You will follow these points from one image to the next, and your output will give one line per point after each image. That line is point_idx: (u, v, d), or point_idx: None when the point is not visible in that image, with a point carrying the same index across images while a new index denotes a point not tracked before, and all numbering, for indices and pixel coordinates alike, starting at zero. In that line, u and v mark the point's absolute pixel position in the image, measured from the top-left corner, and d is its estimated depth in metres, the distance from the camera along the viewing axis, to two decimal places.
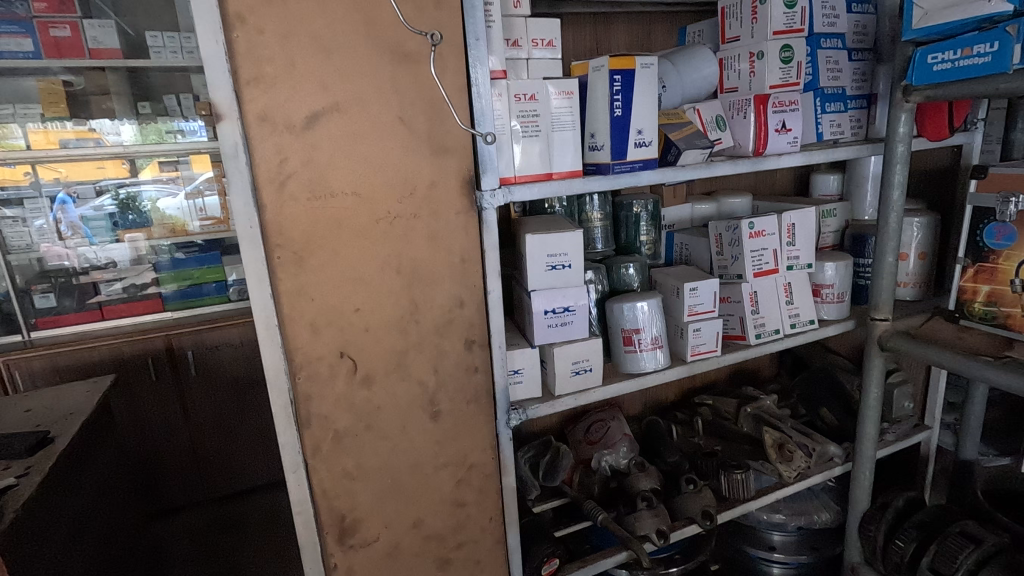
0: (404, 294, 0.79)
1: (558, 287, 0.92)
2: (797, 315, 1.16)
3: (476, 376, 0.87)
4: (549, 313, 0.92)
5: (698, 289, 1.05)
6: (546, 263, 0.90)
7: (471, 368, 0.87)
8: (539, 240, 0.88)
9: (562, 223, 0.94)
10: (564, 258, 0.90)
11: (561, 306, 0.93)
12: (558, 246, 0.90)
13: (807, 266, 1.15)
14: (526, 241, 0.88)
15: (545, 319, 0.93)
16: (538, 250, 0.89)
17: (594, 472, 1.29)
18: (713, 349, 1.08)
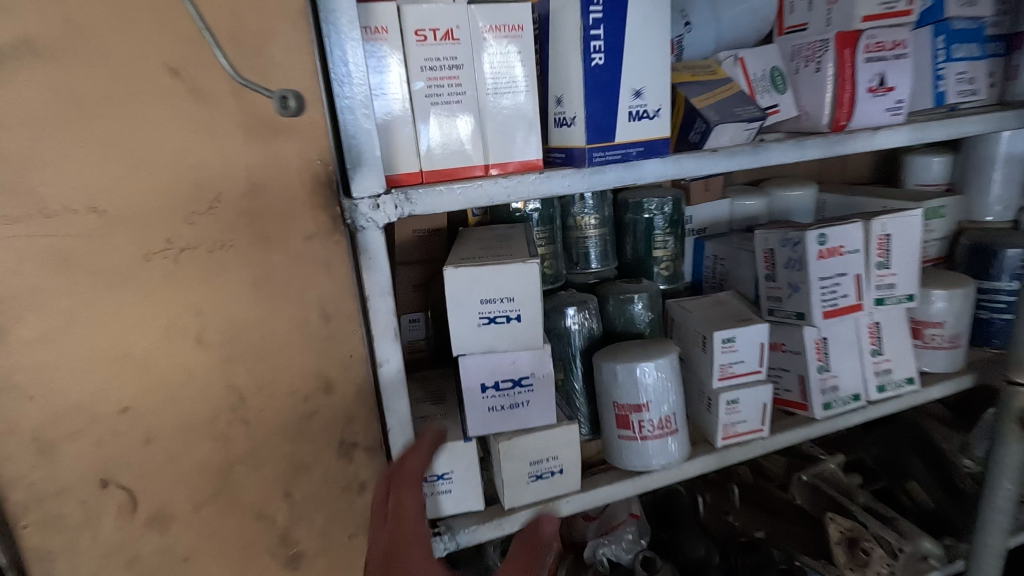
0: (217, 379, 0.47)
1: (505, 352, 0.57)
2: (885, 371, 0.79)
3: (363, 498, 0.54)
4: (487, 388, 0.58)
5: (736, 340, 0.68)
6: (479, 313, 0.55)
7: (354, 486, 0.54)
8: (468, 277, 0.53)
9: (514, 246, 0.58)
10: (509, 306, 0.55)
11: (509, 379, 0.58)
12: (500, 288, 0.54)
13: (905, 298, 0.77)
14: (445, 278, 0.53)
15: (485, 398, 0.58)
16: (465, 293, 0.54)
17: (586, 567, 0.94)
18: (757, 429, 0.72)
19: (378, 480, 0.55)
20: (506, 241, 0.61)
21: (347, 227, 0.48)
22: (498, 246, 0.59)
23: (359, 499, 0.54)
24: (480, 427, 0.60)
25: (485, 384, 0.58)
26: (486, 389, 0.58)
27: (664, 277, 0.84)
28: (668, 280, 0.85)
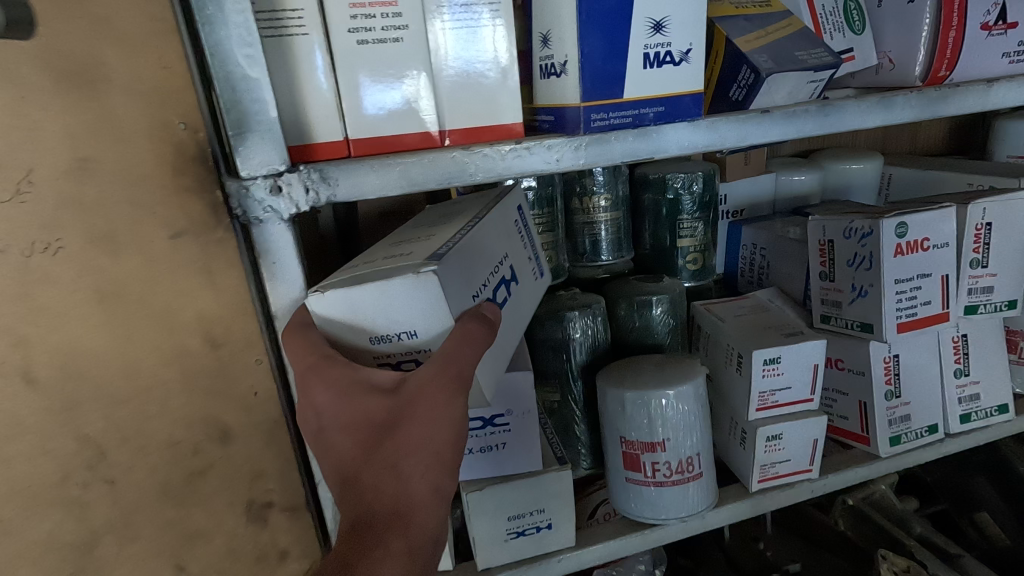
0: (60, 429, 0.34)
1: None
2: (971, 398, 0.62)
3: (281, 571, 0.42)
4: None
5: (783, 361, 0.53)
6: (374, 359, 0.36)
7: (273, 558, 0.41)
8: (342, 309, 0.34)
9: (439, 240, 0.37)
10: (410, 348, 0.35)
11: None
12: (391, 321, 0.34)
13: (1004, 305, 0.60)
14: (314, 311, 0.35)
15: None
16: (344, 329, 0.35)
17: None
18: (805, 470, 0.57)
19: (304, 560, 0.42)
20: (438, 230, 0.42)
21: (237, 220, 0.34)
22: (414, 241, 0.39)
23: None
24: None
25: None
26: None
27: (690, 271, 0.68)
28: (695, 275, 0.69)
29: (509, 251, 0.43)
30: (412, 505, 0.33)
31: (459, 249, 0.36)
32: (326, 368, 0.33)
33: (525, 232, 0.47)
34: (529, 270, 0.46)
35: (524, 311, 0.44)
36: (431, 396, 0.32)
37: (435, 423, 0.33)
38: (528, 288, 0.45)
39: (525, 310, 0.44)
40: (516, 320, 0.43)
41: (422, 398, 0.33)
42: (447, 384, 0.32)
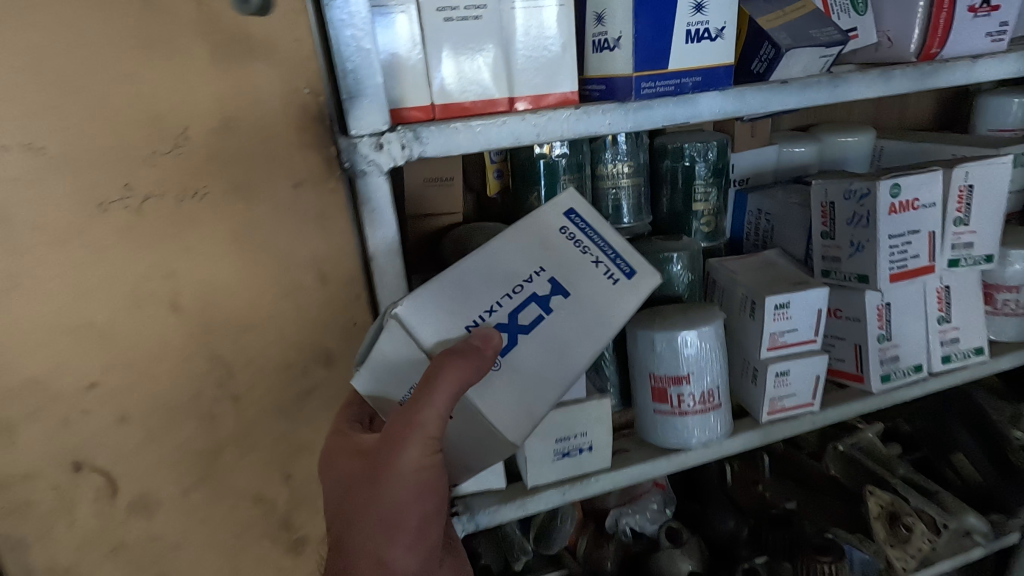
0: (198, 351, 0.40)
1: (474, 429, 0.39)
2: (952, 341, 0.70)
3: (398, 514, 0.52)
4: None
5: (791, 305, 0.60)
6: None
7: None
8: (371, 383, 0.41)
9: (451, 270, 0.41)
10: None
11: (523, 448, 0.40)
12: (402, 376, 0.40)
13: (983, 259, 0.68)
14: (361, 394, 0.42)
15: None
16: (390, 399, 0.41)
17: (609, 538, 0.89)
18: (807, 403, 0.65)
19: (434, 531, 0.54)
20: None
21: (345, 172, 0.40)
22: None
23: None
24: None
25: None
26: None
27: (705, 232, 0.75)
28: (708, 236, 0.76)
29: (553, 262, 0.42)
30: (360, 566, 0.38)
31: (446, 285, 0.40)
32: (341, 427, 0.42)
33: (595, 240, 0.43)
34: (600, 273, 0.42)
35: (578, 322, 0.41)
36: (383, 464, 0.37)
37: (384, 494, 0.37)
38: (590, 294, 0.41)
39: (582, 321, 0.41)
40: (564, 334, 0.40)
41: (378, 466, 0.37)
42: (396, 453, 0.36)
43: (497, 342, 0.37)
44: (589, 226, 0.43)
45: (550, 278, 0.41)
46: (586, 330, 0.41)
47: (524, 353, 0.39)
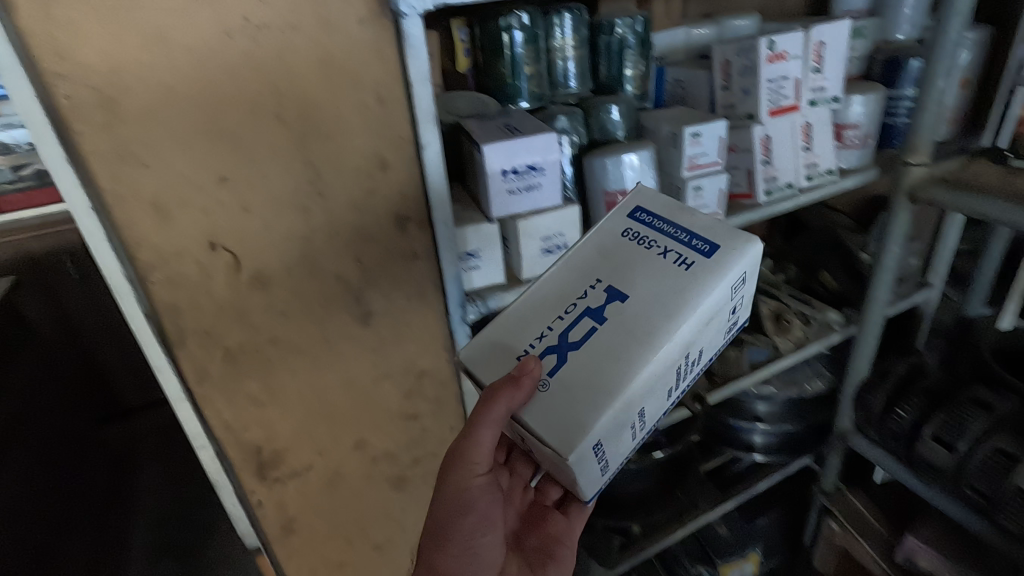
0: (296, 156, 0.54)
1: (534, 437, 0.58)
2: (813, 165, 0.95)
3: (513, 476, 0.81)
4: (593, 456, 0.57)
5: (702, 134, 0.82)
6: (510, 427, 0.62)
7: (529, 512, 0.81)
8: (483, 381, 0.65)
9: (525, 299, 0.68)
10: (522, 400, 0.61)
11: (581, 452, 0.55)
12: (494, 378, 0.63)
13: (833, 100, 0.92)
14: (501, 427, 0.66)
15: (596, 465, 0.58)
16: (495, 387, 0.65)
17: None
18: (715, 212, 0.87)
19: (558, 531, 0.79)
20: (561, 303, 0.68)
21: (393, 13, 0.53)
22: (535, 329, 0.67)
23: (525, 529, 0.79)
24: (501, 210, 0.72)
25: (609, 449, 0.59)
26: (595, 465, 0.58)
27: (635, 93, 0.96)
28: (638, 96, 0.97)
29: (611, 279, 0.65)
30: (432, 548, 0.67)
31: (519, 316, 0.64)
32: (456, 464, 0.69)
33: (667, 228, 0.66)
34: (663, 265, 0.63)
35: (627, 319, 0.60)
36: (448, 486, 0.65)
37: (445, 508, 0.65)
38: (641, 294, 0.62)
39: (632, 313, 0.61)
40: (616, 332, 0.60)
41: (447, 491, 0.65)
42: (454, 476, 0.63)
43: (527, 368, 0.57)
44: (648, 228, 0.67)
45: (608, 288, 0.63)
46: (638, 329, 0.59)
47: (578, 354, 0.60)
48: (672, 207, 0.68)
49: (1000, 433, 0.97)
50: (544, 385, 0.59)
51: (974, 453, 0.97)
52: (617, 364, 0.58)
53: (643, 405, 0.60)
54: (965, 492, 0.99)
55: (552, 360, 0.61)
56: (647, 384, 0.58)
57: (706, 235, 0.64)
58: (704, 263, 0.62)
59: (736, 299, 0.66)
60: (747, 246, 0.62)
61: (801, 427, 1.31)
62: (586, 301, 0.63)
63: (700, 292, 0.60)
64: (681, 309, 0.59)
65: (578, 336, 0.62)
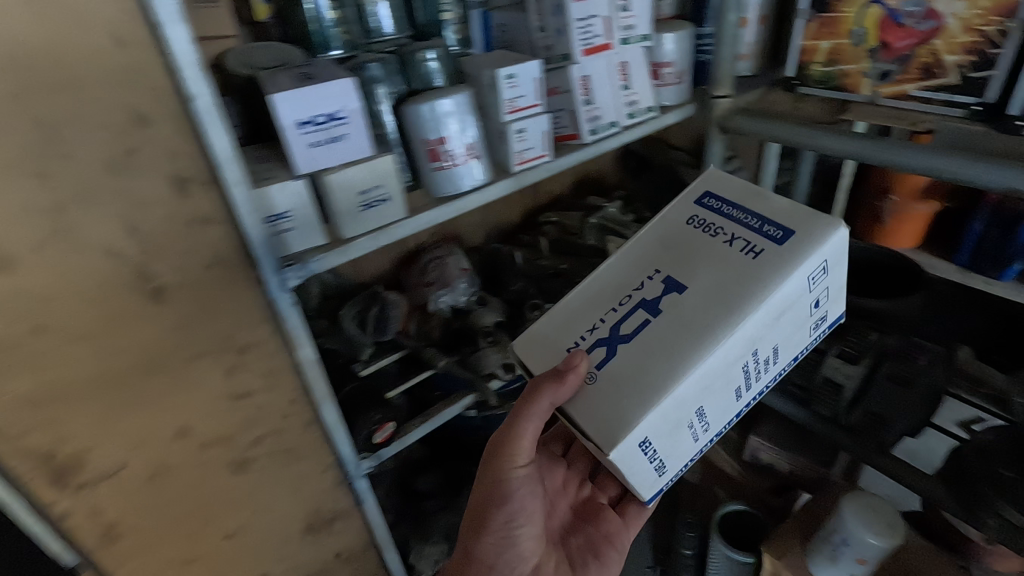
0: (18, 112, 0.47)
1: (579, 429, 0.69)
2: (634, 103, 0.99)
3: (569, 472, 0.99)
4: (641, 449, 0.66)
5: (517, 75, 0.82)
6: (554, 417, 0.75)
7: (583, 509, 0.96)
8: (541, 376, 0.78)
9: (586, 293, 0.79)
10: None
11: (625, 448, 0.64)
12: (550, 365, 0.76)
13: (642, 38, 0.96)
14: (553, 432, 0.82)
15: (647, 462, 0.67)
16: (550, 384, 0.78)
17: (431, 316, 1.14)
18: (543, 154, 0.89)
19: (605, 531, 0.93)
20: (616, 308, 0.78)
21: None
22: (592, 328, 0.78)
23: (577, 524, 0.94)
24: (308, 164, 0.68)
25: (660, 442, 0.67)
26: (647, 455, 0.67)
27: (458, 41, 0.95)
28: (462, 44, 0.96)
29: (670, 271, 0.74)
30: (472, 532, 0.85)
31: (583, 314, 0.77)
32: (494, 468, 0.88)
33: (739, 214, 0.74)
34: (739, 255, 0.70)
35: (680, 313, 0.69)
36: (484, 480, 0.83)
37: (485, 502, 0.83)
38: (698, 285, 0.71)
39: (694, 301, 0.69)
40: (668, 323, 0.69)
41: (483, 487, 0.83)
42: (490, 469, 0.82)
43: (572, 363, 0.69)
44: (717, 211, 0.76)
45: (665, 277, 0.74)
46: (695, 322, 0.68)
47: (625, 349, 0.70)
48: (750, 189, 0.76)
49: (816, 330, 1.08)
50: (591, 377, 0.70)
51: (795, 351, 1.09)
52: (669, 362, 0.66)
53: (698, 400, 0.67)
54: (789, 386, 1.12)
55: (603, 353, 0.72)
56: (704, 379, 0.66)
57: (786, 223, 0.70)
58: (776, 250, 0.68)
59: (818, 290, 0.70)
60: (824, 233, 0.67)
61: None
62: (642, 293, 0.74)
63: (761, 278, 0.67)
64: (745, 305, 0.66)
65: (629, 330, 0.72)
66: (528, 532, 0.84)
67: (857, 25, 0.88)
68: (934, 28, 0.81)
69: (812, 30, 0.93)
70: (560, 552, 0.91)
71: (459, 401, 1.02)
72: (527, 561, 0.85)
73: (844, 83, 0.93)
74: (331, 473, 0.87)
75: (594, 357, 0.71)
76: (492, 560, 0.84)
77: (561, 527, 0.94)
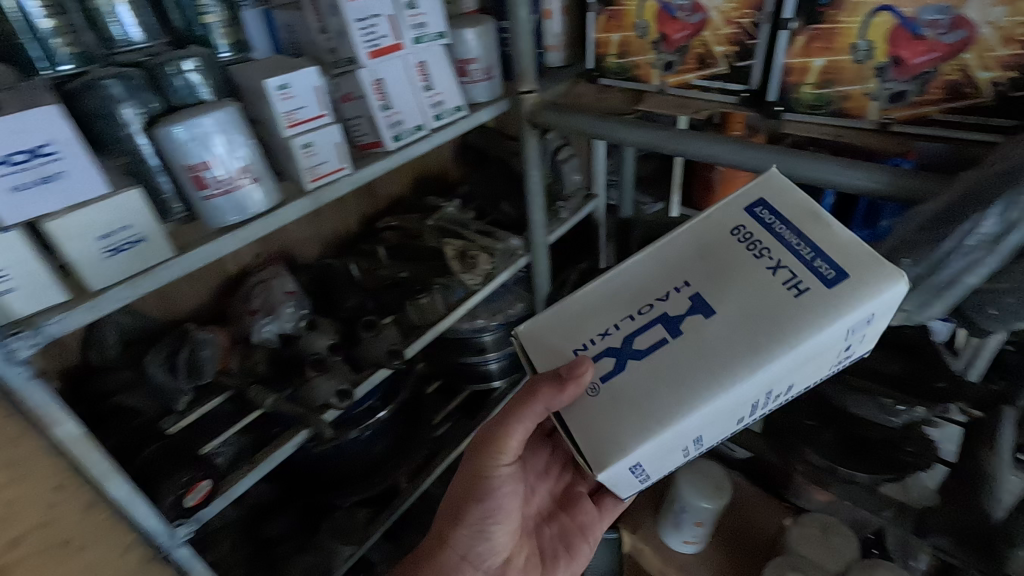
0: None
1: (568, 436, 0.63)
2: (439, 103, 0.95)
3: (552, 457, 0.97)
4: (631, 472, 0.60)
5: (290, 84, 0.74)
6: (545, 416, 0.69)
7: (563, 498, 0.96)
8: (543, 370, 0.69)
9: (604, 293, 0.67)
10: None
11: (612, 471, 0.58)
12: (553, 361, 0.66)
13: (438, 36, 0.91)
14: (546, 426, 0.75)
15: (634, 481, 0.62)
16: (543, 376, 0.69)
17: (255, 348, 1.04)
18: (339, 168, 0.83)
19: (580, 521, 0.93)
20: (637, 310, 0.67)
21: None
22: None
23: (553, 513, 0.95)
24: (17, 213, 0.56)
25: (654, 467, 0.61)
26: (636, 478, 0.62)
27: (228, 46, 0.83)
28: (235, 50, 0.84)
29: (701, 287, 0.62)
30: (445, 525, 0.84)
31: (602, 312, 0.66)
32: None
33: (791, 238, 0.61)
34: (783, 290, 0.58)
35: (701, 340, 0.59)
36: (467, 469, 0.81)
37: (466, 494, 0.82)
38: (728, 312, 0.59)
39: (719, 332, 0.59)
40: (684, 350, 0.59)
41: (465, 479, 0.82)
42: (474, 456, 0.80)
43: (576, 370, 0.60)
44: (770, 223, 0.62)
45: (693, 293, 0.62)
46: (711, 358, 0.58)
47: (635, 367, 0.61)
48: (808, 209, 0.61)
49: None
50: (593, 389, 0.62)
51: None
52: (681, 399, 0.57)
53: (700, 433, 0.60)
54: None
55: (610, 363, 0.63)
56: (709, 416, 0.58)
57: (840, 259, 0.57)
58: (822, 294, 0.56)
59: (855, 340, 0.59)
60: (881, 284, 0.55)
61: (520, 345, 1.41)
62: (665, 307, 0.63)
63: (798, 323, 0.56)
64: (772, 347, 0.56)
65: (644, 346, 0.62)
66: (503, 528, 0.83)
67: (639, 18, 0.90)
68: (701, 21, 0.83)
69: (602, 22, 0.94)
70: (533, 542, 0.91)
71: (291, 440, 0.93)
72: (499, 555, 0.85)
73: (637, 74, 0.95)
74: (137, 550, 0.74)
75: (600, 367, 0.63)
76: (463, 550, 0.84)
77: (538, 513, 0.94)
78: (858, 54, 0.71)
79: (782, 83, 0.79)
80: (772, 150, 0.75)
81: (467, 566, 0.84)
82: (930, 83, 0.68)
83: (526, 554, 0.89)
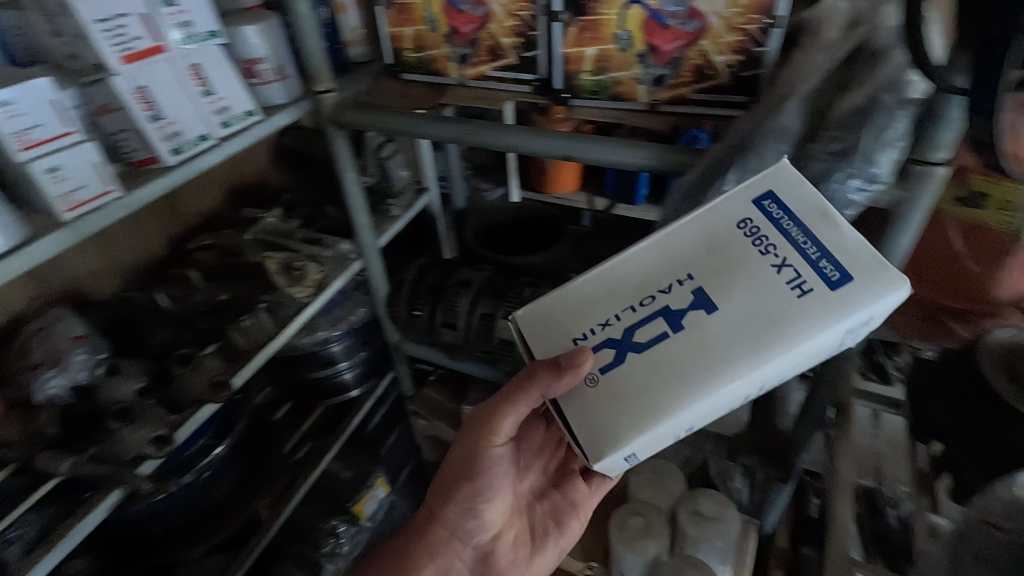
0: None
1: (564, 425, 0.61)
2: (225, 109, 0.86)
3: (547, 433, 0.89)
4: (622, 462, 0.59)
5: (15, 101, 0.63)
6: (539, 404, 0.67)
7: (556, 475, 0.89)
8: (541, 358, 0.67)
9: (607, 279, 0.63)
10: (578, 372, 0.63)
11: (607, 462, 0.58)
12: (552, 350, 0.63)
13: (209, 35, 0.83)
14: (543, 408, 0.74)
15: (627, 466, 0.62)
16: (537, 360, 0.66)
17: (41, 410, 0.86)
18: (106, 191, 0.73)
19: (573, 499, 0.87)
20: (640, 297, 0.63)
21: None
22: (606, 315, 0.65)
23: (545, 490, 0.88)
24: None
25: (646, 456, 0.61)
26: (626, 466, 0.61)
27: None
28: None
29: (706, 281, 0.59)
30: (436, 507, 0.81)
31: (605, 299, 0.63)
32: None
33: (798, 236, 0.58)
34: (790, 289, 0.56)
35: (703, 336, 0.57)
36: (459, 450, 0.78)
37: (458, 476, 0.78)
38: (734, 308, 0.57)
39: (726, 329, 0.57)
40: (686, 346, 0.58)
41: (456, 460, 0.78)
42: (467, 436, 0.77)
43: (577, 362, 0.58)
44: (783, 216, 0.59)
45: (696, 287, 0.59)
46: (715, 355, 0.56)
47: (635, 360, 0.59)
48: (816, 203, 0.59)
49: (481, 294, 1.13)
50: (591, 379, 0.60)
51: (471, 321, 1.12)
52: (684, 396, 0.56)
53: (694, 425, 0.59)
54: (476, 353, 1.15)
55: (610, 355, 0.60)
56: (705, 411, 0.57)
57: (846, 261, 0.56)
58: (825, 297, 0.55)
59: (850, 337, 0.58)
60: (887, 291, 0.54)
61: (371, 351, 1.36)
62: (666, 300, 0.60)
63: (804, 324, 0.55)
64: (775, 349, 0.55)
65: (644, 339, 0.59)
66: (492, 507, 0.80)
67: (428, 11, 0.89)
68: (484, 13, 0.85)
69: (393, 17, 0.92)
70: (523, 519, 0.86)
71: (102, 503, 0.82)
72: (488, 531, 0.82)
73: (436, 67, 0.95)
74: None
75: (598, 358, 0.60)
76: (451, 529, 0.81)
77: (530, 491, 0.88)
78: (621, 43, 0.78)
79: (565, 71, 0.84)
80: (560, 135, 0.81)
81: (456, 543, 0.81)
82: (681, 66, 0.77)
83: (518, 534, 0.85)
